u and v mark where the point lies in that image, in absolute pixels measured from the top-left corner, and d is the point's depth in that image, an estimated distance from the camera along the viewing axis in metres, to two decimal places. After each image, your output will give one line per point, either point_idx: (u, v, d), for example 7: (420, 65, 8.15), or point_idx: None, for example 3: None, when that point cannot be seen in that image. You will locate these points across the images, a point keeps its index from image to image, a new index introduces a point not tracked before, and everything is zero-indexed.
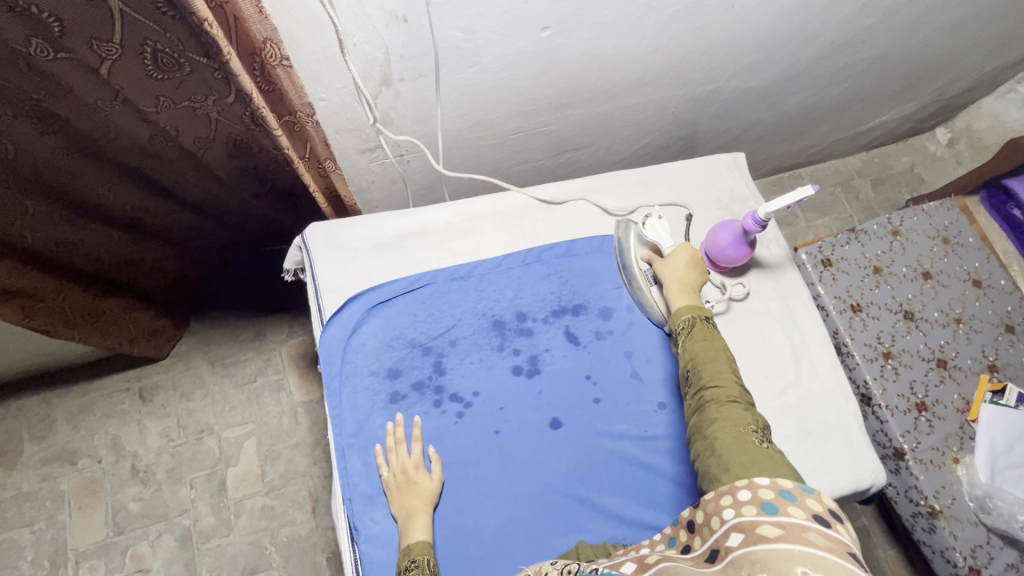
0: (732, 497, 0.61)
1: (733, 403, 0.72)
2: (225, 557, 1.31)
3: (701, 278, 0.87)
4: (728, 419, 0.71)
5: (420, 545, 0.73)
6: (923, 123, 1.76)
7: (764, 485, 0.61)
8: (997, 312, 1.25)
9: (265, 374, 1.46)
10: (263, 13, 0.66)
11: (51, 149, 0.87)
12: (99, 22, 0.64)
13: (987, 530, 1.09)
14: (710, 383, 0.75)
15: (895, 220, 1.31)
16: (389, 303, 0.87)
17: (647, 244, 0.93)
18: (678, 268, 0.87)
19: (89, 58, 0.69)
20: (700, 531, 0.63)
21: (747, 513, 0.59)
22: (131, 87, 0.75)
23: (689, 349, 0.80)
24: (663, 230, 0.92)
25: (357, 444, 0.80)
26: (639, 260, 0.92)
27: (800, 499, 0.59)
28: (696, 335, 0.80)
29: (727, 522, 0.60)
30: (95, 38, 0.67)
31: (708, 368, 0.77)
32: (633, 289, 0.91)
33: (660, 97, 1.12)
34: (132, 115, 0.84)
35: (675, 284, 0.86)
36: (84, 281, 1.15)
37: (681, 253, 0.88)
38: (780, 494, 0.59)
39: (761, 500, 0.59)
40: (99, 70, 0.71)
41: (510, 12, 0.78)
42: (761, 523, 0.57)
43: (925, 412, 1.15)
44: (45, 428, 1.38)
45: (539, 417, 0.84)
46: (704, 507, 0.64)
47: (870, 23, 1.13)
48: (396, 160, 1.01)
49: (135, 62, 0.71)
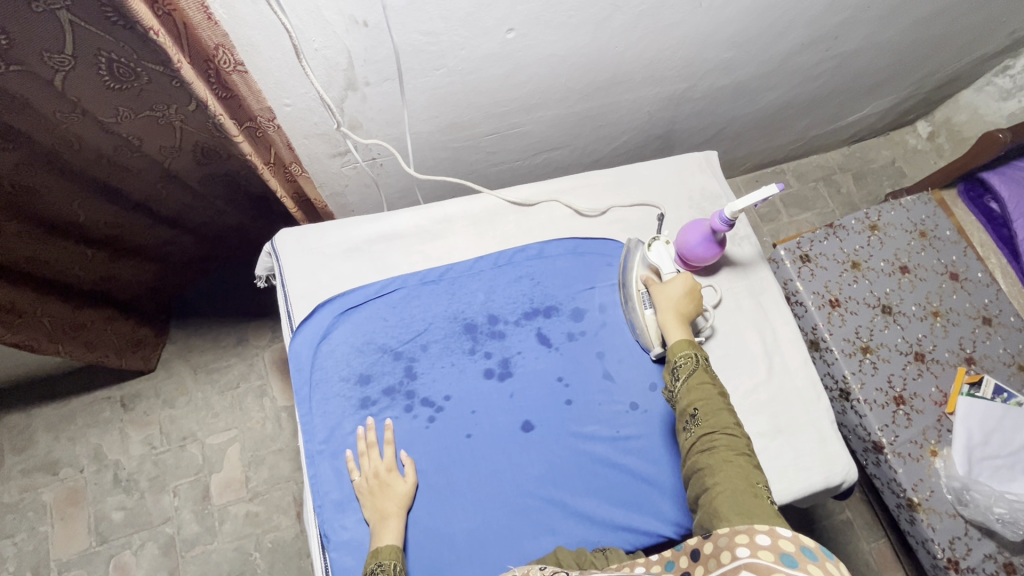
0: (749, 537, 0.61)
1: (746, 456, 0.72)
2: (210, 563, 1.31)
3: (696, 310, 0.85)
4: (742, 471, 0.70)
5: (389, 548, 0.72)
6: (902, 118, 1.77)
7: (785, 536, 0.59)
8: (974, 304, 1.26)
9: (248, 380, 1.45)
10: (212, 19, 0.66)
11: (13, 165, 0.86)
12: (48, 33, 0.64)
13: (965, 522, 1.10)
14: (723, 430, 0.74)
15: (872, 215, 1.31)
16: (359, 309, 0.87)
17: (649, 265, 0.90)
18: (675, 296, 0.84)
19: (42, 69, 0.68)
20: (706, 561, 0.63)
21: (763, 558, 0.58)
22: (88, 99, 0.75)
23: (697, 388, 0.78)
24: (667, 257, 0.89)
25: (328, 450, 0.80)
26: (638, 281, 0.89)
27: (821, 560, 0.57)
28: (698, 376, 0.79)
29: (739, 559, 0.59)
30: (46, 50, 0.66)
31: (716, 414, 0.75)
32: (628, 309, 0.90)
33: (633, 96, 1.12)
34: (94, 127, 0.83)
35: (670, 313, 0.84)
36: (61, 294, 1.13)
37: (679, 281, 0.85)
38: (801, 550, 0.58)
39: (780, 550, 0.58)
40: (53, 81, 0.71)
41: (473, 14, 0.78)
42: (776, 571, 0.57)
43: (903, 405, 1.16)
44: (26, 439, 1.37)
45: (511, 420, 0.84)
46: (716, 539, 0.64)
47: (841, 20, 1.14)
48: (367, 164, 1.01)
49: (90, 73, 0.71)
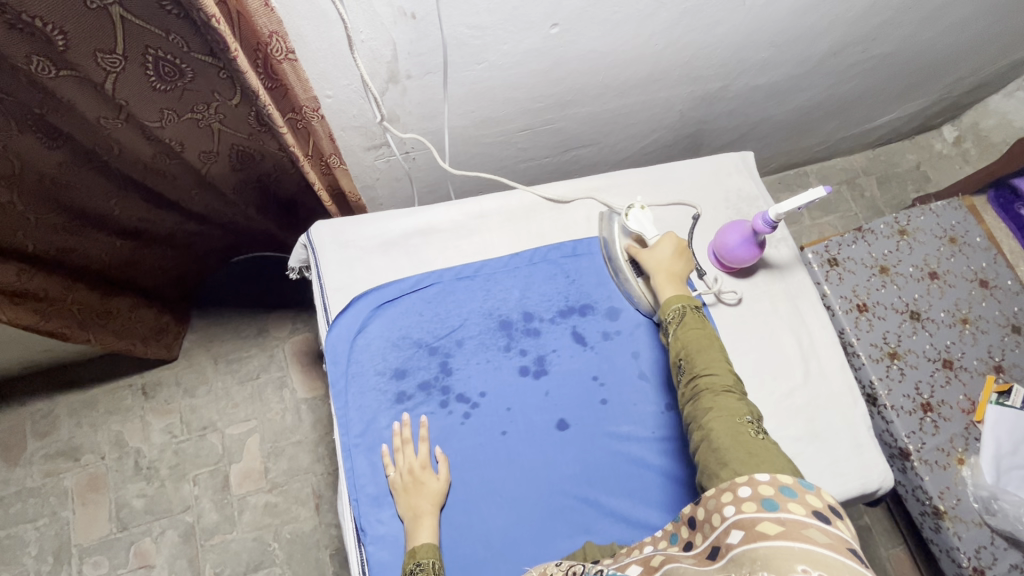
0: (732, 493, 0.59)
1: (727, 392, 0.71)
2: (228, 553, 1.31)
3: (686, 267, 0.86)
4: (725, 409, 0.69)
5: (426, 547, 0.72)
6: (930, 121, 1.75)
7: (764, 482, 0.59)
8: (1004, 312, 1.24)
9: (268, 371, 1.46)
10: (268, 6, 0.65)
11: (57, 163, 0.89)
12: (101, 31, 0.66)
13: (991, 531, 1.08)
14: (704, 370, 0.73)
15: (901, 219, 1.29)
16: (395, 303, 0.87)
17: (631, 234, 0.91)
18: (663, 257, 0.86)
19: (94, 72, 0.71)
20: (701, 527, 0.61)
21: (747, 510, 0.57)
22: (135, 101, 0.77)
23: (680, 338, 0.78)
24: (647, 221, 0.89)
25: (364, 445, 0.80)
26: (623, 250, 0.91)
27: (800, 495, 0.57)
28: (685, 325, 0.79)
29: (727, 519, 0.58)
30: (99, 50, 0.68)
31: (700, 356, 0.75)
32: (619, 280, 0.91)
33: (666, 94, 1.11)
34: (137, 132, 0.85)
35: (662, 272, 0.85)
36: (90, 281, 1.13)
37: (665, 243, 0.87)
38: (780, 491, 0.57)
39: (761, 497, 0.57)
40: (105, 85, 0.73)
41: (519, 9, 0.77)
42: (760, 519, 0.55)
43: (930, 412, 1.14)
44: (48, 424, 1.38)
45: (546, 418, 0.84)
46: (705, 503, 0.62)
47: (881, 21, 1.12)
48: (402, 158, 1.00)
49: (139, 74, 0.73)
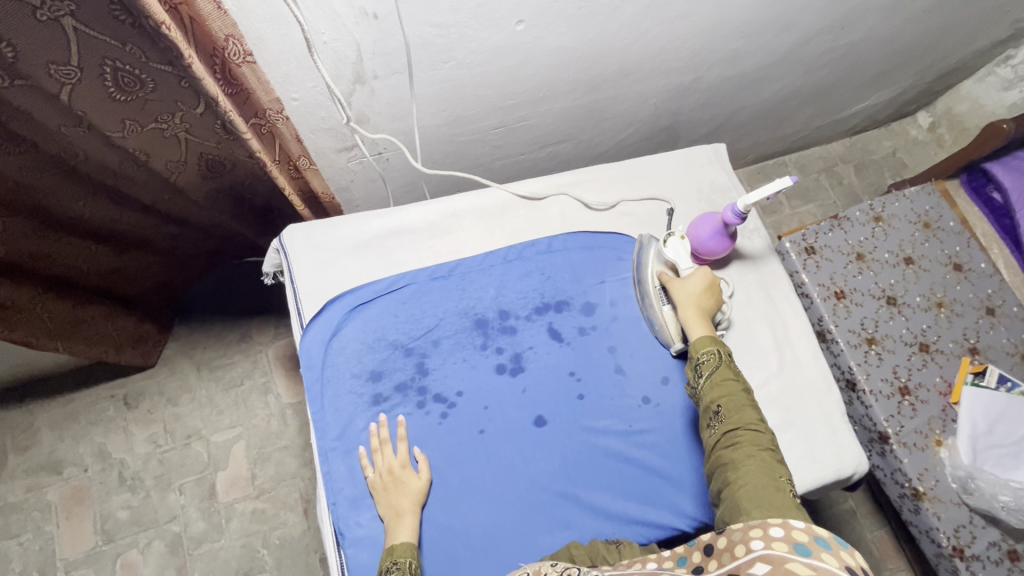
0: (762, 530, 0.59)
1: (770, 451, 0.71)
2: (216, 561, 1.30)
3: (715, 305, 0.85)
4: (765, 464, 0.69)
5: (404, 546, 0.72)
6: (904, 109, 1.77)
7: (799, 528, 0.58)
8: (978, 295, 1.25)
9: (251, 377, 1.44)
10: (221, 8, 0.64)
11: (19, 168, 0.87)
12: (53, 43, 0.65)
13: (970, 510, 1.09)
14: (749, 425, 0.73)
15: (877, 206, 1.30)
16: (369, 305, 0.86)
17: (666, 261, 0.90)
18: (694, 291, 0.84)
19: (48, 83, 0.69)
20: (719, 555, 0.61)
21: (777, 548, 0.57)
22: (94, 112, 0.76)
23: (720, 385, 0.77)
24: (684, 251, 0.89)
25: (340, 448, 0.80)
26: (654, 276, 0.89)
27: (835, 549, 0.55)
28: (721, 372, 0.78)
29: (753, 551, 0.58)
30: (53, 62, 0.67)
31: (743, 408, 0.75)
32: (644, 306, 0.90)
33: (640, 87, 1.11)
34: (99, 139, 0.85)
35: (690, 308, 0.83)
36: (64, 291, 1.12)
37: (698, 276, 0.85)
38: (815, 539, 0.57)
39: (794, 540, 0.57)
40: (61, 96, 0.72)
41: (483, 6, 0.77)
42: (790, 560, 0.55)
43: (908, 396, 1.15)
44: (29, 438, 1.36)
45: (523, 415, 0.84)
46: (729, 533, 0.62)
47: (849, 9, 1.13)
48: (374, 159, 1.00)
49: (97, 86, 0.72)
